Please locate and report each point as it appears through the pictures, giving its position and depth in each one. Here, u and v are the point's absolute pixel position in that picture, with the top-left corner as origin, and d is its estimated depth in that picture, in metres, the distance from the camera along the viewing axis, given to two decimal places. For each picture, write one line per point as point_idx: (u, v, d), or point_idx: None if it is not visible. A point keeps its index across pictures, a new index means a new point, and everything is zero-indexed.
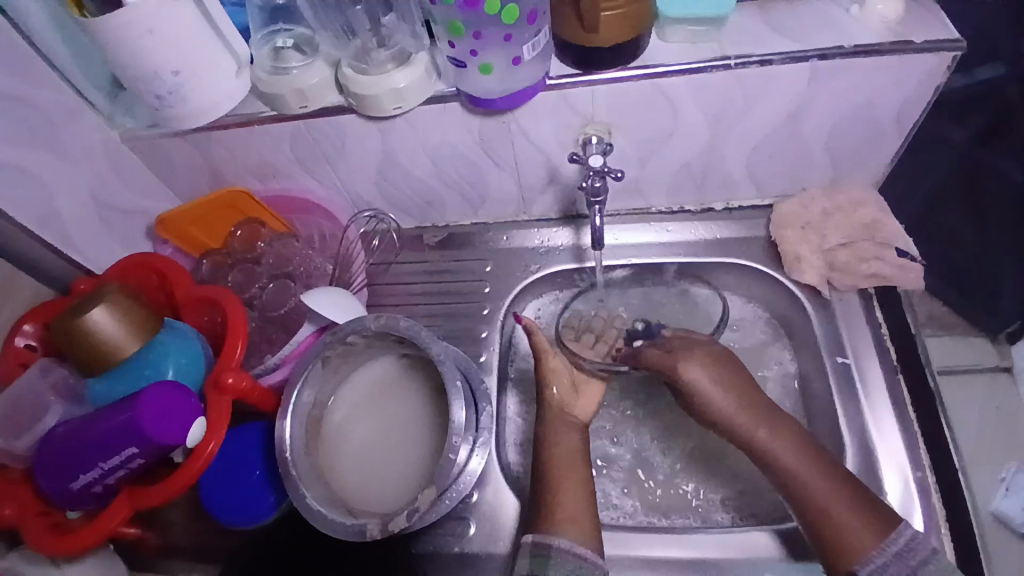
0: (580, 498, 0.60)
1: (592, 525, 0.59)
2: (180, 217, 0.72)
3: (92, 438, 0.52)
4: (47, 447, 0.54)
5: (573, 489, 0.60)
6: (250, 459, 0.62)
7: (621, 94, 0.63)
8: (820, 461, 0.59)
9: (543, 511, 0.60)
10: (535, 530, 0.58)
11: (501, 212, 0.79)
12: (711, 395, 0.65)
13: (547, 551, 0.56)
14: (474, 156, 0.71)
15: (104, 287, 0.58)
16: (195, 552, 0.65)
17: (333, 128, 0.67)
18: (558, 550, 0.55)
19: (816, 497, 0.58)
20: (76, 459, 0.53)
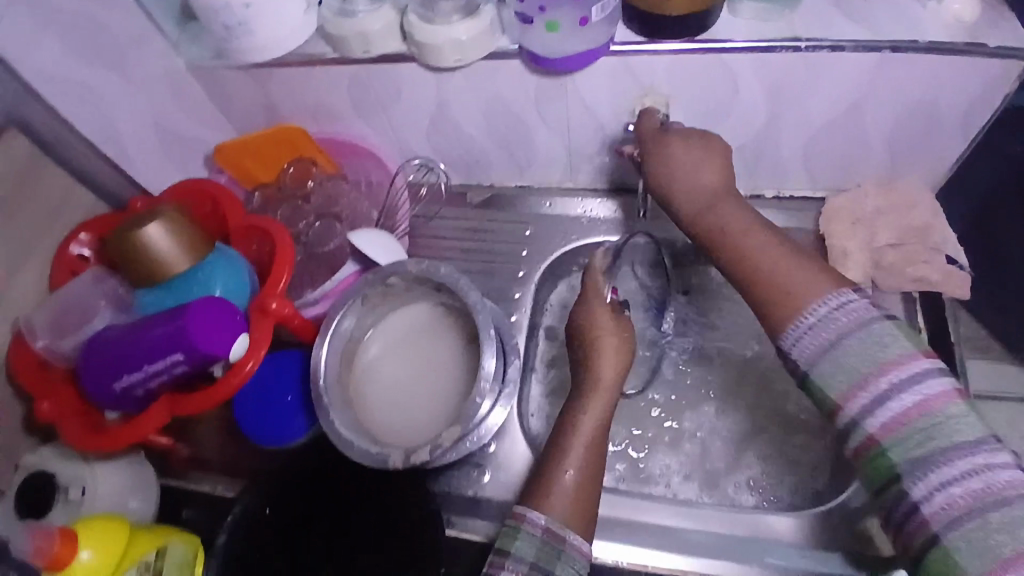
0: (578, 457, 0.54)
1: (595, 498, 0.53)
2: (238, 147, 0.74)
3: (140, 342, 0.55)
4: (96, 347, 0.57)
5: (589, 454, 0.55)
6: (284, 384, 0.65)
7: (683, 67, 0.63)
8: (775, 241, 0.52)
9: (540, 483, 0.53)
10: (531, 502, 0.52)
11: (547, 177, 0.80)
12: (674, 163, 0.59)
13: (557, 539, 0.50)
14: (526, 116, 0.71)
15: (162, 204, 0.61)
16: (221, 467, 0.69)
17: (392, 76, 0.68)
18: (571, 546, 0.50)
19: (755, 266, 0.51)
20: (124, 360, 0.55)
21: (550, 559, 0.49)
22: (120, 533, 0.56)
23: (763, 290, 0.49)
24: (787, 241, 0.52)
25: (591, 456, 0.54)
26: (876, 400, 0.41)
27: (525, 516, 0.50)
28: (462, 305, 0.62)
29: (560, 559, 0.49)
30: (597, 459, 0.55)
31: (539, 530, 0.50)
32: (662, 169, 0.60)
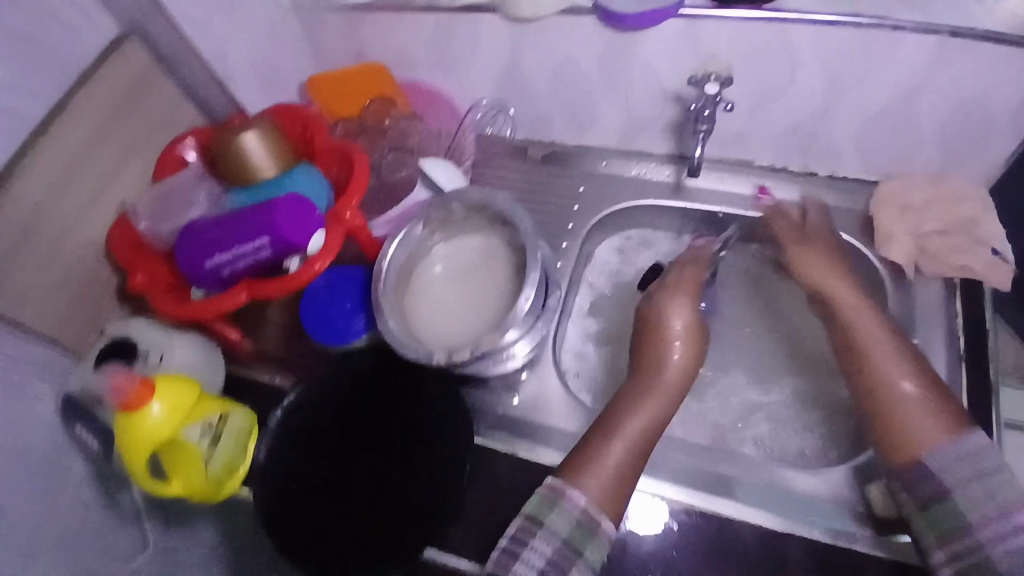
0: (625, 452, 0.58)
1: (627, 493, 0.57)
2: (330, 79, 0.82)
3: (231, 229, 0.62)
4: (192, 232, 0.65)
5: (629, 451, 0.58)
6: (345, 293, 0.72)
7: (746, 37, 0.66)
8: (902, 352, 0.59)
9: (575, 460, 0.58)
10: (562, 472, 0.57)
11: (606, 139, 0.84)
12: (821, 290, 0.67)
13: (588, 520, 0.54)
14: (591, 76, 0.76)
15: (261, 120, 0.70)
16: (279, 362, 0.76)
17: (472, 27, 0.74)
18: (602, 532, 0.54)
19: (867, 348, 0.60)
20: (215, 243, 0.63)
21: (582, 540, 0.53)
22: (186, 394, 0.62)
23: (873, 405, 0.58)
24: (907, 352, 0.59)
25: (636, 454, 0.58)
26: (977, 472, 0.51)
27: (567, 494, 0.55)
28: (513, 237, 0.68)
29: (591, 542, 0.54)
30: (641, 460, 0.59)
31: (575, 510, 0.54)
32: (811, 277, 0.68)
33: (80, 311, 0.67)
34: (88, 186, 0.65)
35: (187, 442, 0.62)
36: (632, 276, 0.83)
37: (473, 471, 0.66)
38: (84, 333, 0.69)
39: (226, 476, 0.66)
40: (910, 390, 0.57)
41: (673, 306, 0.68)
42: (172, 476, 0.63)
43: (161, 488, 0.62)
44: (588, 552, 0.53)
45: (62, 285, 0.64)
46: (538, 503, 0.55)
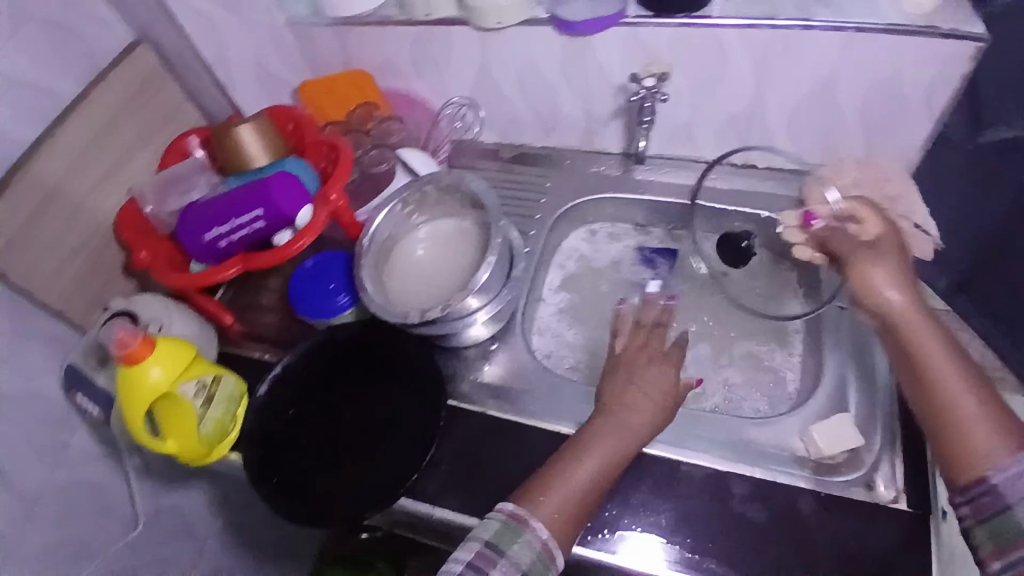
0: (587, 477, 0.59)
1: (582, 521, 0.58)
2: (319, 84, 0.90)
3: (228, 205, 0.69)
4: (192, 210, 0.71)
5: (587, 493, 0.59)
6: (330, 274, 0.78)
7: (683, 39, 0.76)
8: (974, 378, 0.54)
9: (534, 488, 0.59)
10: (518, 500, 0.58)
11: (569, 139, 0.93)
12: (876, 289, 0.60)
13: (545, 548, 0.56)
14: (552, 79, 0.85)
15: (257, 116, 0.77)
16: (269, 340, 0.82)
17: (446, 37, 0.83)
18: (555, 565, 0.56)
19: (933, 371, 0.55)
20: (213, 217, 0.70)
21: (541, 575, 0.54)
22: (182, 354, 0.66)
23: (944, 431, 0.53)
24: (963, 356, 0.55)
25: (592, 492, 0.59)
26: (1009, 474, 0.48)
27: (529, 523, 0.56)
28: (482, 216, 0.75)
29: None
30: (600, 491, 0.60)
31: (536, 542, 0.55)
32: (865, 278, 0.61)
33: (87, 285, 0.75)
34: (100, 172, 0.75)
35: (181, 399, 0.66)
36: (604, 262, 0.92)
37: (446, 423, 0.72)
38: (89, 309, 0.76)
39: (218, 440, 0.69)
40: (979, 408, 0.52)
41: (634, 386, 0.64)
42: (166, 434, 0.66)
43: (155, 445, 0.65)
44: None
45: (71, 259, 0.73)
46: (499, 529, 0.56)
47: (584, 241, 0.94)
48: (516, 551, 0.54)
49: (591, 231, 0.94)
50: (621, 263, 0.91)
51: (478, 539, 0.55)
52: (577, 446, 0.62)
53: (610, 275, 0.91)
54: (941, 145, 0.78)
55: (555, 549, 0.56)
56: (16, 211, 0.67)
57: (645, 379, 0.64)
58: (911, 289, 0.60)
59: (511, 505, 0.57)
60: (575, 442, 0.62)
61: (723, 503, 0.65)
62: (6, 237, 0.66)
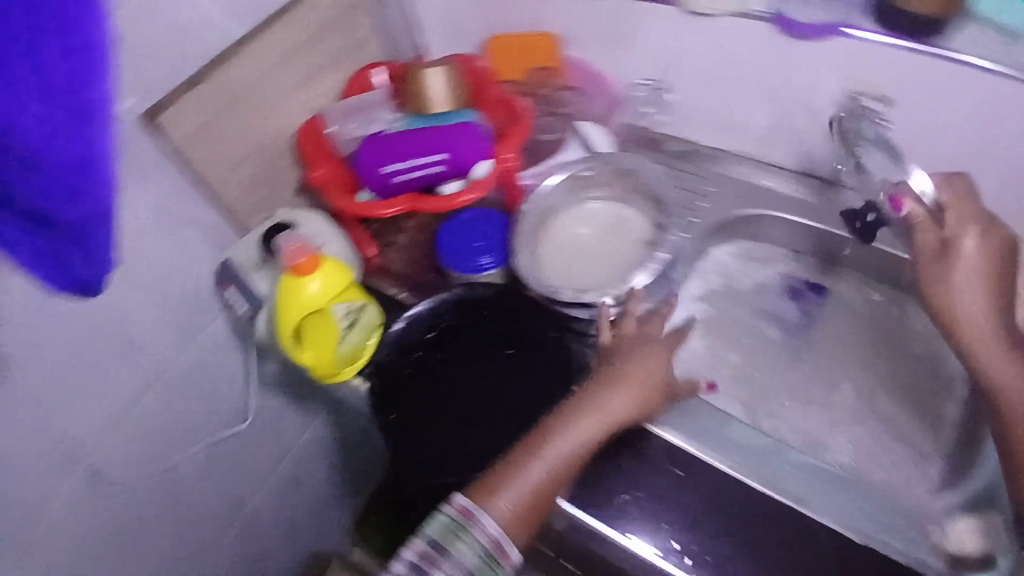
0: (546, 472, 0.56)
1: (537, 516, 0.55)
2: (510, 38, 0.86)
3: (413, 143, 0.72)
4: (375, 141, 0.74)
5: (552, 483, 0.55)
6: (480, 231, 0.78)
7: (912, 66, 0.69)
8: None
9: (485, 481, 0.56)
10: (469, 495, 0.54)
11: (748, 146, 0.86)
12: (955, 296, 0.60)
13: (496, 545, 0.52)
14: (749, 81, 0.79)
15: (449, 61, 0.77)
16: (404, 281, 0.83)
17: (648, 14, 0.78)
18: (510, 561, 0.52)
19: (1014, 401, 0.56)
20: (396, 153, 0.73)
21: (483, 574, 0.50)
22: (340, 279, 0.68)
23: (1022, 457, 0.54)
24: None
25: (556, 483, 0.56)
26: None
27: (478, 521, 0.52)
28: (656, 215, 0.74)
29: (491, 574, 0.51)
30: (557, 484, 0.56)
31: (484, 539, 0.52)
32: (941, 293, 0.61)
33: (254, 187, 0.77)
34: (290, 81, 0.76)
35: (329, 320, 0.69)
36: (748, 285, 0.84)
37: (559, 405, 0.68)
38: (252, 210, 0.79)
39: (347, 362, 0.72)
40: None
41: (642, 358, 0.62)
42: (307, 347, 0.69)
43: (296, 353, 0.69)
44: None
45: (245, 161, 0.75)
46: (446, 528, 0.52)
47: (736, 257, 0.86)
48: (462, 548, 0.50)
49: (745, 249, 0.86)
50: (769, 291, 0.83)
51: (423, 536, 0.51)
52: (540, 430, 0.58)
53: (754, 302, 0.83)
54: None
55: (505, 542, 0.52)
56: (206, 104, 0.68)
57: (641, 356, 0.62)
58: (990, 300, 0.60)
59: (463, 500, 0.53)
60: (538, 435, 0.58)
61: None
62: (200, 122, 0.68)
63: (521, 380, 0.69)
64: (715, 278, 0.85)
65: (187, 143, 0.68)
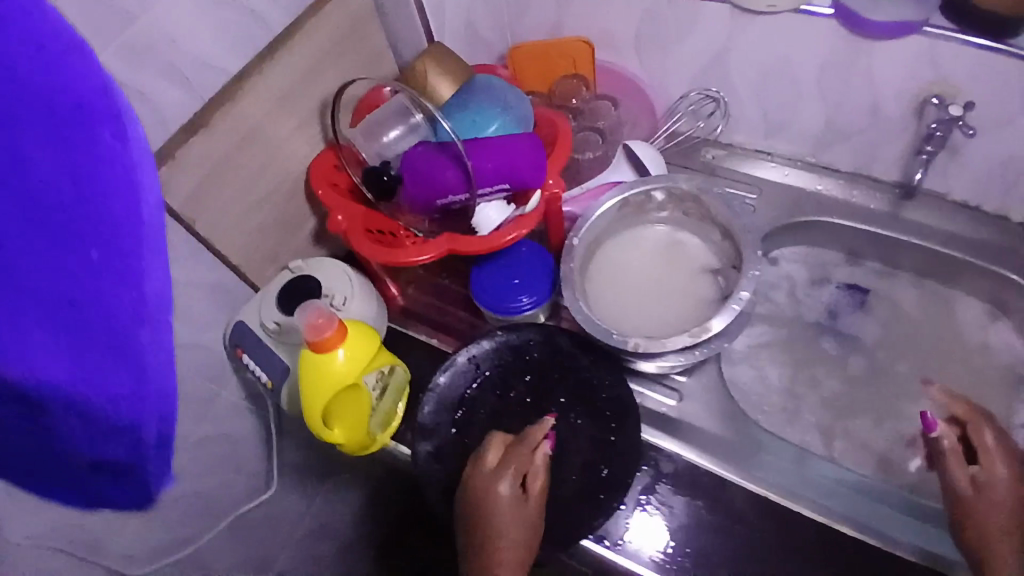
0: None
1: None
2: (534, 49, 0.78)
3: (452, 173, 0.63)
4: (414, 161, 0.64)
5: None
6: (522, 267, 0.72)
7: (988, 65, 0.63)
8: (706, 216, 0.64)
9: None
10: None
11: (794, 148, 0.80)
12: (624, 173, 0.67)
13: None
14: (805, 80, 0.72)
15: (438, 57, 0.67)
16: (435, 322, 0.76)
17: (691, 10, 0.70)
18: None
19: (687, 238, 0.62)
20: (438, 182, 0.63)
21: None
22: (369, 347, 0.60)
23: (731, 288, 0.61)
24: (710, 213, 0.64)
25: None
26: None
27: None
28: (725, 243, 0.65)
29: None
30: None
31: None
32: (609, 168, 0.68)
33: (266, 236, 0.69)
34: (302, 114, 0.67)
35: (360, 390, 0.61)
36: (798, 312, 0.81)
37: (614, 453, 0.64)
38: (264, 262, 0.71)
39: (380, 428, 0.66)
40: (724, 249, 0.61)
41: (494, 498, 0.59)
42: (336, 423, 0.61)
43: (324, 432, 0.61)
44: None
45: (259, 208, 0.67)
46: None
47: (792, 285, 0.82)
48: None
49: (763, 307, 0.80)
50: (837, 310, 0.81)
51: None
52: None
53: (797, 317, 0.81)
54: None
55: None
56: (215, 150, 0.60)
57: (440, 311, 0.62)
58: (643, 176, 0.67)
59: None
60: None
61: None
62: (199, 177, 0.59)
63: (587, 431, 0.65)
64: (780, 292, 0.82)
65: (185, 205, 0.59)
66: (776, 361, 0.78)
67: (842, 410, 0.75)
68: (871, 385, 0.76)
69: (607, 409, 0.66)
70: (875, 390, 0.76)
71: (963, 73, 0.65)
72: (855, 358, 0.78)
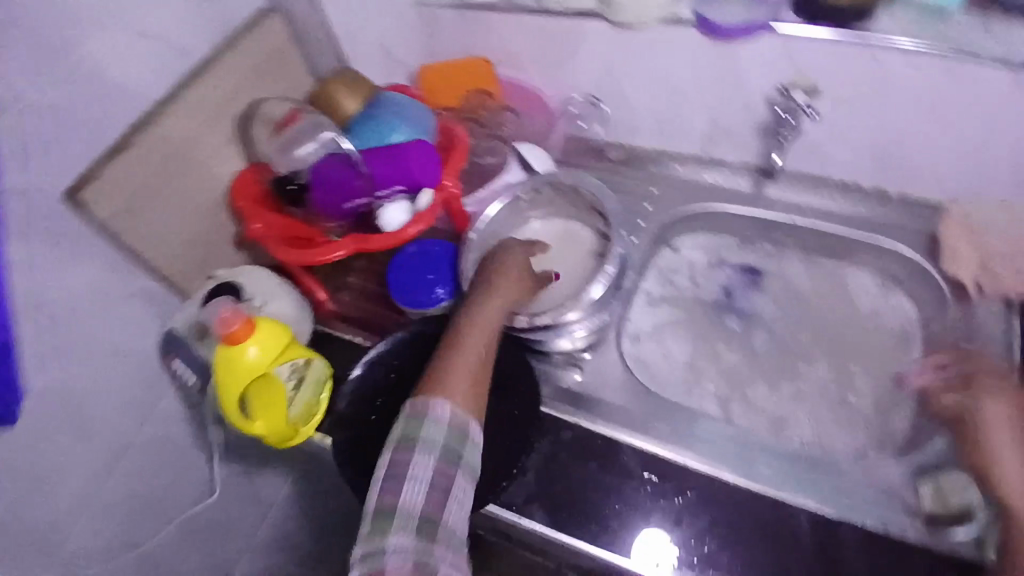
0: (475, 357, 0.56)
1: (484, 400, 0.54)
2: (441, 69, 0.88)
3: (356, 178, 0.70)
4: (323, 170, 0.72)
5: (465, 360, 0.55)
6: (434, 263, 0.78)
7: (837, 56, 0.70)
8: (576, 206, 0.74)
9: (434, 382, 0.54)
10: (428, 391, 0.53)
11: (684, 145, 0.87)
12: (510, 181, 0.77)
13: (463, 430, 0.51)
14: (683, 85, 0.80)
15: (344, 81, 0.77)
16: (360, 322, 0.82)
17: (576, 27, 0.78)
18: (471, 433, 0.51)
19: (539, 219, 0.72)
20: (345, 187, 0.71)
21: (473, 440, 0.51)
22: (279, 339, 0.67)
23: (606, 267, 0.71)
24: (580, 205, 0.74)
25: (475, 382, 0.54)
26: None
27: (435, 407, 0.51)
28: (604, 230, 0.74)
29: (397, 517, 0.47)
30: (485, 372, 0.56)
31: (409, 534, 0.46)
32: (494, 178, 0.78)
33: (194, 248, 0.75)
34: (223, 136, 0.75)
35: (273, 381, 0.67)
36: (702, 292, 0.86)
37: (518, 424, 0.69)
38: (193, 272, 0.77)
39: (304, 420, 0.70)
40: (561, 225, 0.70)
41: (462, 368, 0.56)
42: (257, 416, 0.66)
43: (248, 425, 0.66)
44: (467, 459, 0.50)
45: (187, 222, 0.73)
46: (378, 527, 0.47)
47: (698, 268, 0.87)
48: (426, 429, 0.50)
49: (666, 288, 0.86)
50: (732, 292, 0.85)
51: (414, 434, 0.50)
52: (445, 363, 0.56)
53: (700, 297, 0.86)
54: None
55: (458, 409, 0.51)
56: (139, 170, 0.66)
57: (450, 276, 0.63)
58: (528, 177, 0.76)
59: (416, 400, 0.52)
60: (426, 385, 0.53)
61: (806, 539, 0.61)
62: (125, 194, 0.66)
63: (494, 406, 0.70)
64: (681, 278, 0.87)
65: (112, 219, 0.66)
66: (681, 338, 0.83)
67: (741, 379, 0.80)
68: (771, 354, 0.81)
69: (513, 385, 0.71)
70: (775, 359, 0.80)
71: (816, 65, 0.72)
72: (757, 331, 0.83)
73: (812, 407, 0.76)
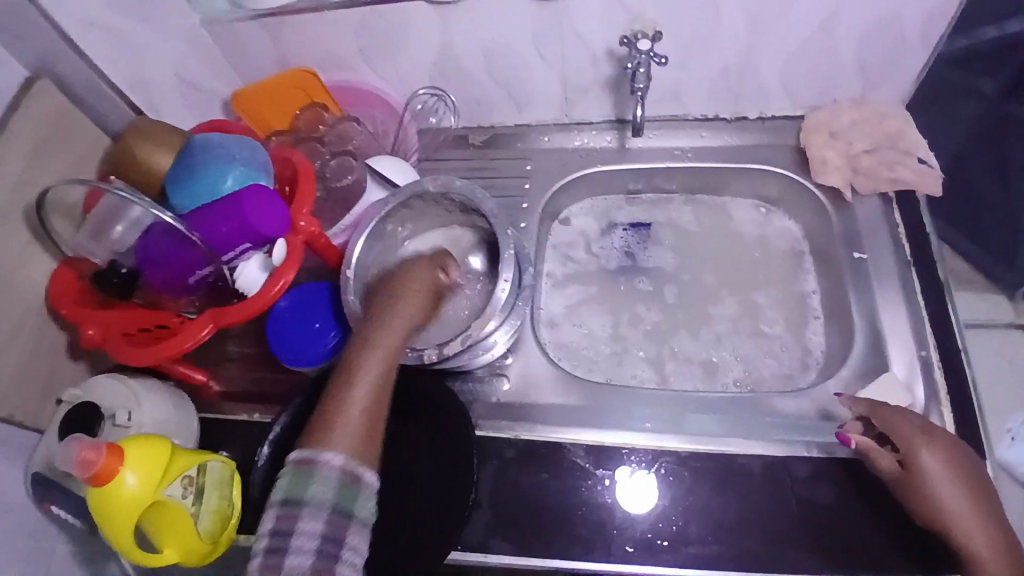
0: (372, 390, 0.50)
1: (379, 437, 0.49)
2: (259, 90, 0.77)
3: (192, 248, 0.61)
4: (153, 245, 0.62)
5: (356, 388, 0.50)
6: (316, 309, 0.70)
7: None
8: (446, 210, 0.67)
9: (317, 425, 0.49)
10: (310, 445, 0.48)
11: (545, 113, 0.83)
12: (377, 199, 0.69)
13: (355, 477, 0.47)
14: (526, 52, 0.74)
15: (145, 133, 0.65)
16: (253, 394, 0.73)
17: (396, 14, 0.70)
18: (365, 483, 0.47)
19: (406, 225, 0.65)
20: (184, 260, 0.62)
21: (351, 499, 0.47)
22: (159, 457, 0.58)
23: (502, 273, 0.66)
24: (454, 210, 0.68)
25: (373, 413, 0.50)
26: None
27: (319, 459, 0.46)
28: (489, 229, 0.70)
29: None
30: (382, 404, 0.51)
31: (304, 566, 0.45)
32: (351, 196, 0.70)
33: (20, 375, 0.62)
34: (13, 237, 0.61)
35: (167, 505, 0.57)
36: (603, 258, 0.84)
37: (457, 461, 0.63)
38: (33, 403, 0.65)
39: (218, 532, 0.61)
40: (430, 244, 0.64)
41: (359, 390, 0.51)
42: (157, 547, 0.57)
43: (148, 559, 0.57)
44: (358, 510, 0.47)
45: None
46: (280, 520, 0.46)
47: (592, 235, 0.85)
48: (312, 494, 0.46)
49: (569, 264, 0.83)
50: (632, 250, 0.83)
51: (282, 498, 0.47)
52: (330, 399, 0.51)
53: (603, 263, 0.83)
54: (960, 95, 0.77)
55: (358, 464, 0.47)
56: None
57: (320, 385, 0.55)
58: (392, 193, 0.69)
59: (296, 452, 0.47)
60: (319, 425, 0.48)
61: (763, 485, 0.61)
62: None
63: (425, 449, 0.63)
64: (579, 249, 0.84)
65: None
66: (597, 310, 0.81)
67: (663, 336, 0.79)
68: (684, 303, 0.80)
69: (440, 420, 0.65)
70: (690, 307, 0.80)
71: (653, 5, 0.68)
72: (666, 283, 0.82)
73: (733, 344, 0.77)
